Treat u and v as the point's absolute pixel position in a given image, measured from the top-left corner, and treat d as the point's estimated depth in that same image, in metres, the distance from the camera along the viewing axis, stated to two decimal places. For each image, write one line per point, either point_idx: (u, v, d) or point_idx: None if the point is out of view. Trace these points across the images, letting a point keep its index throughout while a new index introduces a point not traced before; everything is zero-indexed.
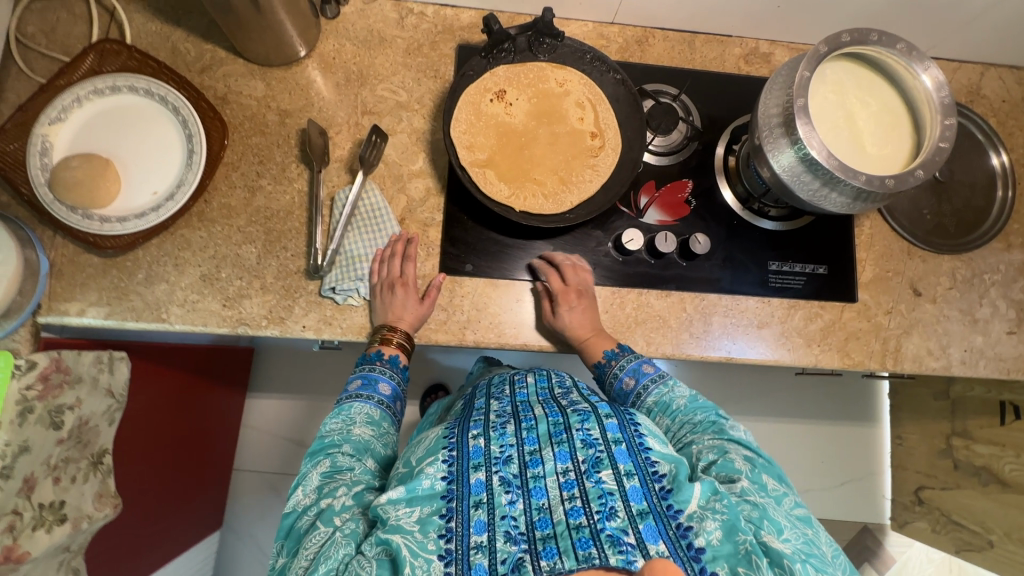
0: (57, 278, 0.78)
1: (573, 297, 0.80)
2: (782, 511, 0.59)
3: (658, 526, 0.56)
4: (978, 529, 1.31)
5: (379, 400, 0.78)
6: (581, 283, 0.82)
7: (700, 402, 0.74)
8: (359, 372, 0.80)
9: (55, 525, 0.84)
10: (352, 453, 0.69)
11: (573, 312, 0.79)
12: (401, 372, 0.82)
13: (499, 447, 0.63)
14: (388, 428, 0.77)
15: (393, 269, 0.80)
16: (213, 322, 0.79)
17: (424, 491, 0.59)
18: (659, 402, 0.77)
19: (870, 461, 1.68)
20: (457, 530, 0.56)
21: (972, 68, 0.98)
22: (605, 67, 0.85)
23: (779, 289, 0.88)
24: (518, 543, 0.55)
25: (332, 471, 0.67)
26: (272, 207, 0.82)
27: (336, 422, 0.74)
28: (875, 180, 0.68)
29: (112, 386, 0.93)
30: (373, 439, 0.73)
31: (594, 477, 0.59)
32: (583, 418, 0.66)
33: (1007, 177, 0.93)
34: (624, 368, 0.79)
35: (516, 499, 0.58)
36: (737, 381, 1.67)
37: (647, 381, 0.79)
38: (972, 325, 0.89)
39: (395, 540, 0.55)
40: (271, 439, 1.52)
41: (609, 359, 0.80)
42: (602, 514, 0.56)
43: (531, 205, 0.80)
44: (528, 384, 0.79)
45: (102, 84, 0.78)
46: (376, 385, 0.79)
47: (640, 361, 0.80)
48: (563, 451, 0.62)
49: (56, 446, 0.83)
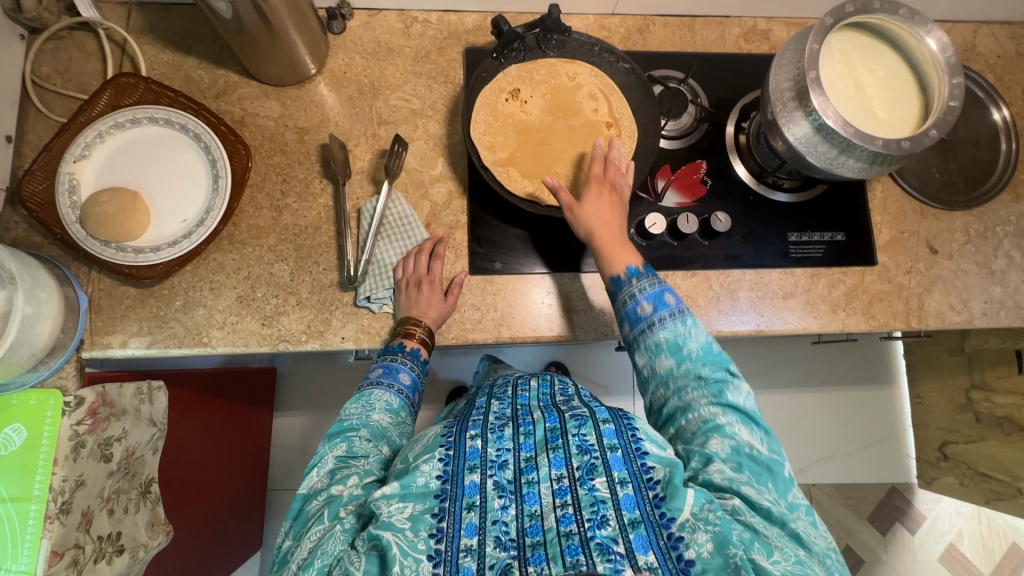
0: (97, 313, 0.79)
1: (603, 189, 0.79)
2: (773, 530, 0.60)
3: (648, 536, 0.57)
4: (1007, 479, 1.33)
5: (400, 390, 0.78)
6: (617, 183, 0.80)
7: (712, 352, 0.72)
8: (381, 360, 0.80)
9: (114, 556, 0.85)
10: (369, 438, 0.71)
11: (601, 202, 0.78)
12: (421, 365, 0.81)
13: (496, 450, 0.64)
14: (406, 418, 0.78)
15: (419, 266, 0.82)
16: (254, 341, 0.80)
17: (417, 489, 0.60)
18: (670, 341, 0.73)
19: (890, 423, 1.70)
20: (448, 532, 0.57)
21: (964, 28, 1.00)
22: (614, 57, 0.87)
23: (801, 259, 0.90)
24: (507, 549, 0.56)
25: (347, 456, 0.68)
26: (299, 223, 0.84)
27: (357, 406, 0.75)
28: (891, 145, 0.70)
29: (153, 415, 0.94)
30: (391, 426, 0.75)
31: (587, 485, 0.60)
32: (580, 423, 0.66)
33: (1009, 130, 0.96)
34: (644, 292, 0.75)
35: (508, 504, 0.59)
36: (754, 355, 1.70)
37: (664, 311, 0.74)
38: (990, 277, 0.91)
39: (386, 536, 0.56)
40: (288, 455, 1.53)
41: (630, 277, 0.76)
42: (593, 522, 0.57)
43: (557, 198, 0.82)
44: (531, 388, 0.80)
45: (122, 117, 0.80)
46: (397, 374, 0.79)
47: (661, 288, 0.76)
48: (558, 457, 0.63)
49: (107, 478, 0.84)
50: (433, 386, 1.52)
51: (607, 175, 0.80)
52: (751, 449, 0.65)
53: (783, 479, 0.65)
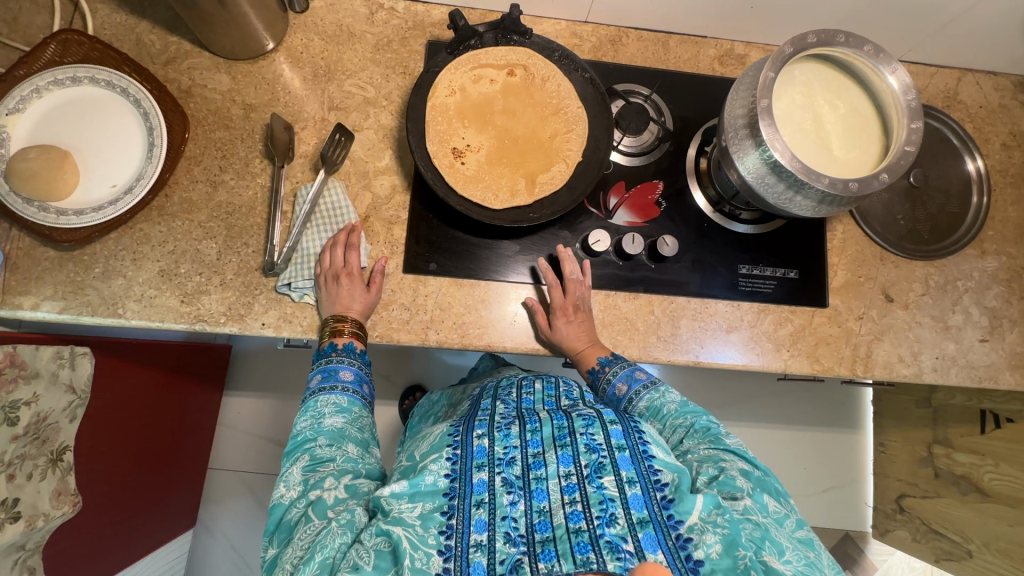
0: (13, 272, 0.77)
1: (570, 310, 0.80)
2: (783, 533, 0.59)
3: (657, 535, 0.55)
4: (958, 539, 1.30)
5: (344, 387, 0.75)
6: (580, 295, 0.81)
7: (691, 408, 0.75)
8: (318, 367, 0.77)
9: (8, 522, 0.81)
10: (329, 443, 0.68)
11: (571, 325, 0.79)
12: (361, 358, 0.79)
13: (504, 448, 0.62)
14: (360, 412, 0.74)
15: (336, 259, 0.78)
16: (170, 318, 0.77)
17: (427, 486, 0.58)
18: (649, 407, 0.77)
19: (852, 468, 1.67)
20: (458, 528, 0.55)
21: (948, 73, 0.97)
22: (573, 65, 0.82)
23: (750, 292, 0.87)
24: (517, 545, 0.54)
25: (314, 462, 0.65)
26: (234, 202, 0.81)
27: (307, 419, 0.71)
28: (838, 183, 0.67)
29: (73, 382, 0.91)
30: (347, 425, 0.71)
31: (595, 483, 0.58)
32: (587, 423, 0.64)
33: (982, 183, 0.92)
34: (617, 374, 0.79)
35: (517, 500, 0.57)
36: (722, 385, 1.66)
37: (639, 387, 0.79)
38: (944, 332, 0.88)
39: (396, 531, 0.54)
40: (246, 438, 1.51)
41: (602, 365, 0.80)
42: (602, 520, 0.55)
43: (511, 212, 0.77)
44: (536, 390, 0.77)
45: (62, 75, 0.77)
46: (338, 374, 0.76)
47: (633, 368, 0.80)
48: (566, 455, 0.60)
49: (11, 442, 0.81)
50: (387, 380, 1.49)
51: (570, 294, 0.81)
52: (754, 472, 0.65)
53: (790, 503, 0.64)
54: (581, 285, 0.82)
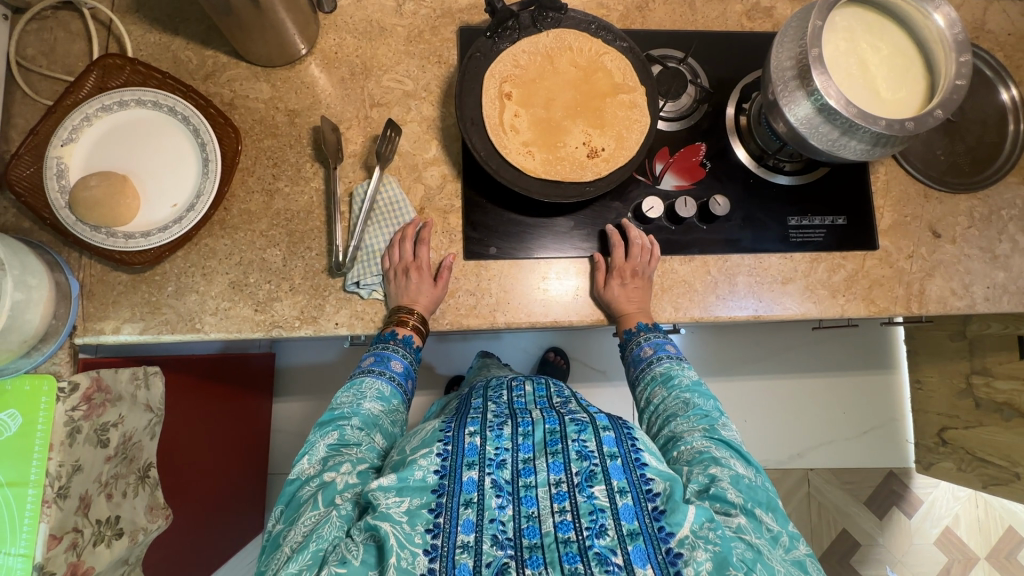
0: (89, 299, 0.79)
1: (628, 274, 0.82)
2: (774, 556, 0.61)
3: (647, 548, 0.57)
4: (1005, 464, 1.31)
5: (391, 376, 0.79)
6: (640, 263, 0.82)
7: (702, 388, 0.78)
8: (373, 349, 0.81)
9: (114, 539, 0.86)
10: (361, 427, 0.72)
11: (625, 287, 0.82)
12: (414, 353, 0.81)
13: (495, 448, 0.65)
14: (398, 406, 0.79)
15: (405, 253, 0.81)
16: (247, 328, 0.79)
17: (415, 482, 0.60)
18: (665, 373, 0.81)
19: (890, 408, 1.69)
20: (446, 527, 0.58)
21: (974, 4, 0.97)
22: (611, 36, 0.82)
23: (801, 243, 0.88)
24: (504, 548, 0.57)
25: (339, 444, 0.69)
26: (291, 208, 0.83)
27: (348, 395, 0.76)
28: (894, 125, 0.68)
29: (150, 401, 0.93)
30: (382, 414, 0.75)
31: (586, 492, 0.61)
32: (580, 428, 0.66)
33: (1018, 110, 0.93)
34: (649, 339, 0.82)
35: (506, 504, 0.60)
36: (754, 342, 1.68)
37: (664, 353, 0.82)
38: (993, 262, 0.90)
39: (384, 528, 0.56)
40: (298, 441, 1.54)
41: (641, 330, 0.82)
42: (592, 531, 0.58)
43: (568, 189, 0.78)
44: (527, 391, 0.79)
45: (109, 100, 0.77)
46: (389, 362, 0.79)
47: (665, 339, 0.84)
48: (557, 462, 0.63)
49: (104, 463, 0.83)
50: (430, 371, 1.52)
51: (631, 258, 0.82)
52: (747, 481, 0.67)
53: (783, 518, 0.66)
54: (647, 253, 0.84)
